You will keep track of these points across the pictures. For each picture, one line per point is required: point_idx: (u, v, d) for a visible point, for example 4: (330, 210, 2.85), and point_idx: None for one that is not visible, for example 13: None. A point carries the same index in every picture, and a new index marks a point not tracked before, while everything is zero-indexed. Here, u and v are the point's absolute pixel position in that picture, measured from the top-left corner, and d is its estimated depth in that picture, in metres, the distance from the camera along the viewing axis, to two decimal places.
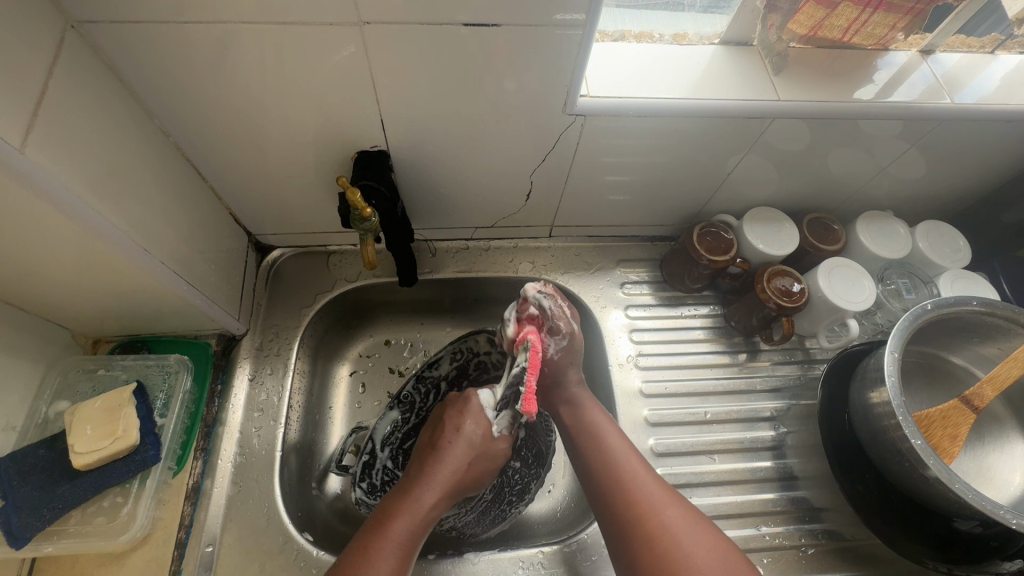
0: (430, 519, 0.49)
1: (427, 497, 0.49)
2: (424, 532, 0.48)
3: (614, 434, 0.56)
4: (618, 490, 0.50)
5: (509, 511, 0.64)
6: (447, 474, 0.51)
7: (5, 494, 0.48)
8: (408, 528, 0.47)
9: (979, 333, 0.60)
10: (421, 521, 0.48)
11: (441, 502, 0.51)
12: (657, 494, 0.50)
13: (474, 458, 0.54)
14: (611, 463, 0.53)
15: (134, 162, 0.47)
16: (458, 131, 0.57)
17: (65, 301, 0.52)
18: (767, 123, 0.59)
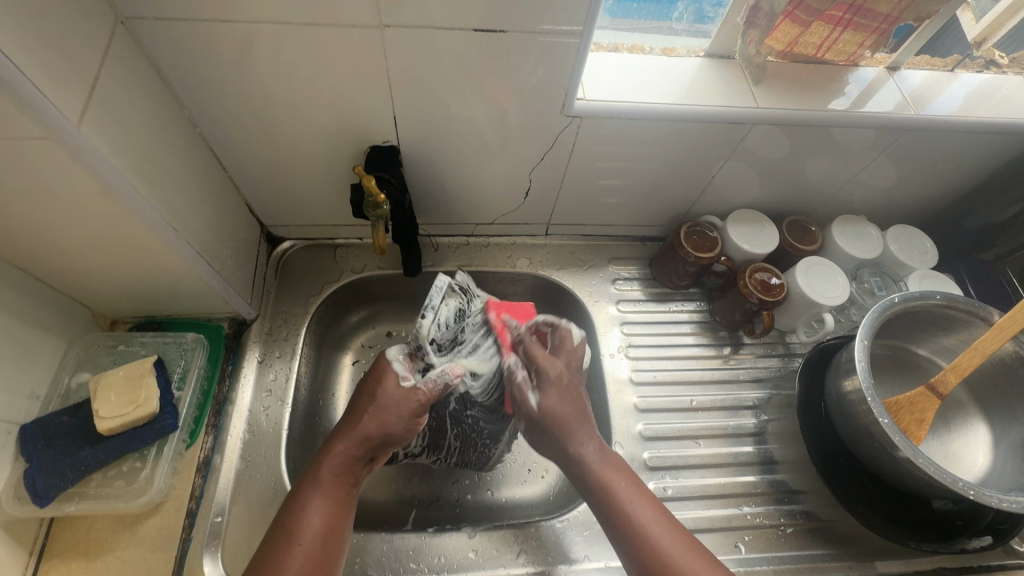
0: (344, 485, 0.50)
1: (333, 474, 0.50)
2: (342, 496, 0.49)
3: (591, 440, 0.54)
4: (603, 505, 0.51)
5: (489, 451, 0.64)
6: (360, 441, 0.51)
7: (31, 456, 0.51)
8: (320, 502, 0.48)
9: (942, 326, 0.65)
10: (333, 487, 0.49)
11: (357, 465, 0.51)
12: (630, 492, 0.51)
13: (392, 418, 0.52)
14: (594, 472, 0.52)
15: (167, 148, 0.51)
16: (463, 131, 0.61)
17: (92, 277, 0.55)
18: (747, 129, 0.64)
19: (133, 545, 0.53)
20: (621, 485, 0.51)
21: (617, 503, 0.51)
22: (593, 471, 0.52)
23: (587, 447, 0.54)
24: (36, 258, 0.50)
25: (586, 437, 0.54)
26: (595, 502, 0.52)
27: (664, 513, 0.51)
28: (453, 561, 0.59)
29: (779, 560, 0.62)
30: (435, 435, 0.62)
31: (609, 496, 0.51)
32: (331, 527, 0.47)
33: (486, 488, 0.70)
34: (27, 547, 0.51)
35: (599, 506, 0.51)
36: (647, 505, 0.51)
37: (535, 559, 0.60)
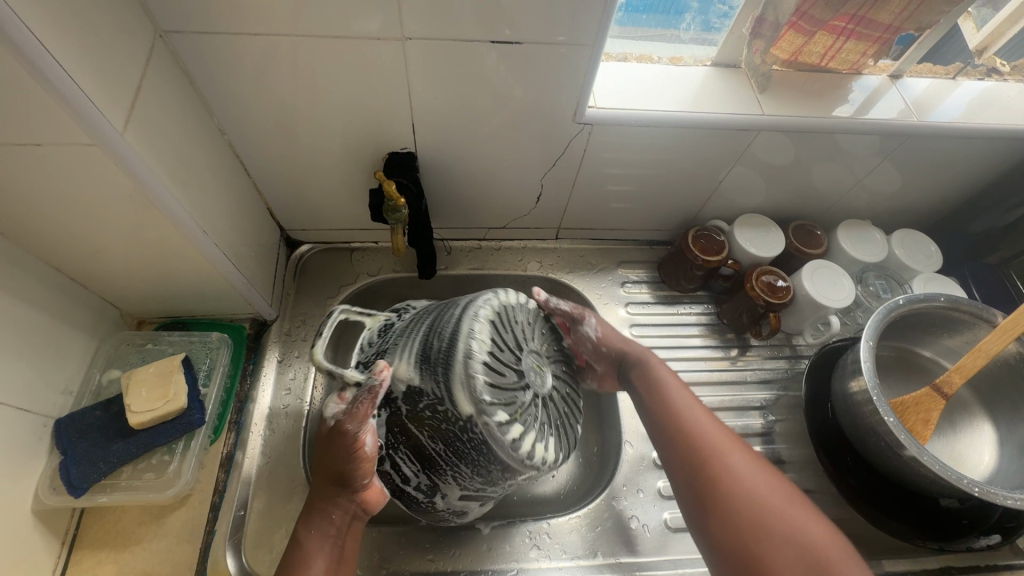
0: (333, 537, 0.51)
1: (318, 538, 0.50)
2: (336, 547, 0.51)
3: (661, 367, 0.61)
4: (665, 407, 0.56)
5: (474, 434, 0.46)
6: (333, 495, 0.51)
7: (66, 448, 0.53)
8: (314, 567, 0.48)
9: (946, 328, 0.66)
10: (323, 544, 0.50)
11: (340, 514, 0.52)
12: (720, 438, 0.52)
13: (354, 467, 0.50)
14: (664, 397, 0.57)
15: (198, 155, 0.53)
16: (478, 138, 0.63)
17: (124, 278, 0.58)
18: (754, 136, 0.66)
19: (160, 536, 0.55)
20: (688, 407, 0.55)
21: (674, 404, 0.56)
22: (658, 388, 0.58)
23: (660, 376, 0.59)
24: (74, 259, 0.53)
25: (659, 367, 0.61)
26: (656, 406, 0.57)
27: (744, 445, 0.52)
28: (468, 557, 0.61)
29: None
30: (415, 450, 0.51)
31: (681, 420, 0.54)
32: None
33: None
34: (59, 536, 0.53)
35: (655, 421, 0.56)
36: (716, 424, 0.54)
37: (547, 554, 0.61)
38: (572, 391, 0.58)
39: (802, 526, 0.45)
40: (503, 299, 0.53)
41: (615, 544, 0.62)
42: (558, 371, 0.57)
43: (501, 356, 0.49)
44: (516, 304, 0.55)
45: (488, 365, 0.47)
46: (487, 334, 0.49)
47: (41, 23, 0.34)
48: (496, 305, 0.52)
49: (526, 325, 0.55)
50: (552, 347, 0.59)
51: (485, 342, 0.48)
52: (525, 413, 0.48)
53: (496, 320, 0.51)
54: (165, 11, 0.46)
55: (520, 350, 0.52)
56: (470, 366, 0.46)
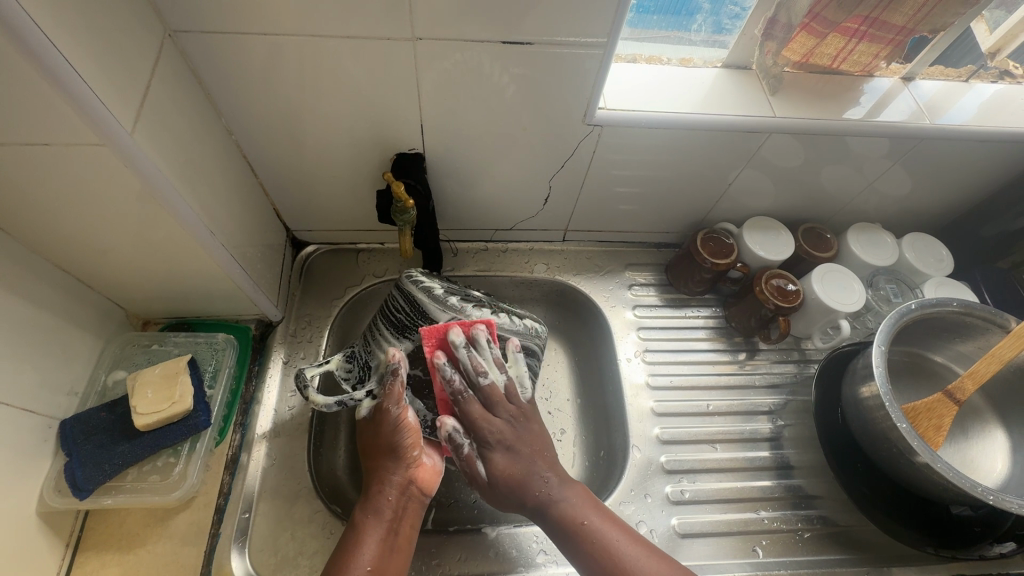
0: (397, 512, 0.52)
1: (374, 520, 0.51)
2: (400, 522, 0.52)
3: (540, 471, 0.54)
4: (559, 517, 0.52)
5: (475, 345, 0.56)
6: (393, 474, 0.53)
7: (71, 450, 0.53)
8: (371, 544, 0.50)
9: (959, 333, 0.65)
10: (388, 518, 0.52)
11: (402, 492, 0.53)
12: (584, 502, 0.54)
13: (403, 445, 0.54)
14: (557, 510, 0.53)
15: (206, 155, 0.53)
16: (487, 139, 0.63)
17: (130, 278, 0.57)
18: (764, 139, 0.66)
19: (165, 539, 0.55)
20: (592, 523, 0.52)
21: (574, 518, 0.52)
22: (561, 510, 0.53)
23: (546, 483, 0.54)
24: (80, 259, 0.52)
25: (538, 477, 0.54)
26: (551, 526, 0.53)
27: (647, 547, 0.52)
28: (475, 561, 0.60)
29: (796, 565, 0.63)
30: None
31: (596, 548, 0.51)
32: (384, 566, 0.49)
33: None
34: (64, 539, 0.53)
35: (560, 529, 0.52)
36: (632, 540, 0.52)
37: (555, 559, 0.61)
38: (514, 306, 0.67)
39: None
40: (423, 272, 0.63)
41: None
42: (502, 303, 0.67)
43: (453, 292, 0.59)
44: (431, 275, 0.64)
45: (453, 296, 0.58)
46: (433, 284, 0.59)
47: (51, 22, 0.34)
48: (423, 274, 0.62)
49: (449, 285, 0.65)
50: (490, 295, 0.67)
51: (438, 287, 0.59)
52: (495, 309, 0.59)
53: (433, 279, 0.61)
54: (175, 10, 0.45)
55: (467, 292, 0.62)
56: (444, 300, 0.57)
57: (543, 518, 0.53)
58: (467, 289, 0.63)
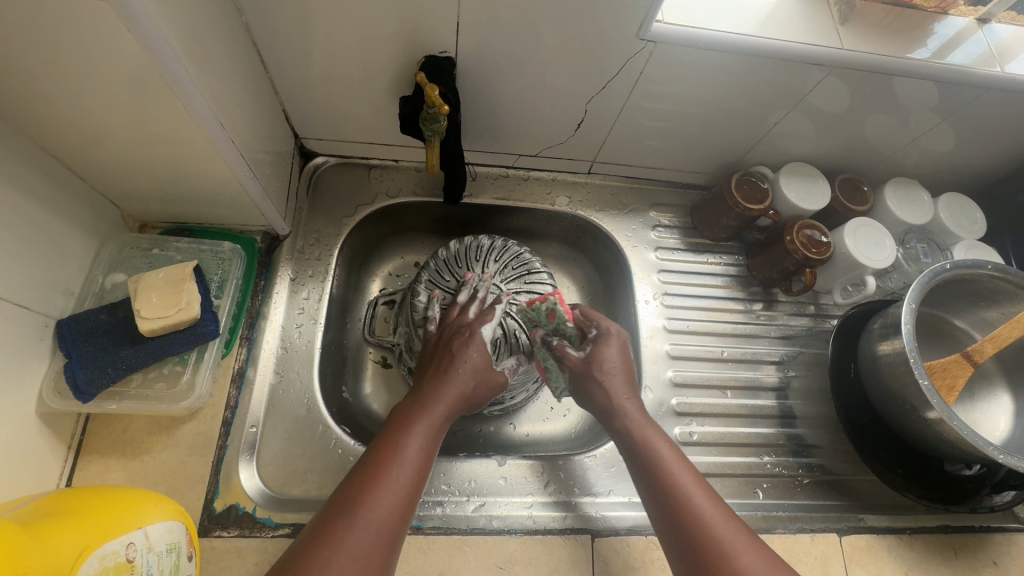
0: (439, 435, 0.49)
1: (425, 412, 0.49)
2: (435, 439, 0.49)
3: (630, 402, 0.55)
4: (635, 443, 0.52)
5: None
6: (451, 395, 0.52)
7: (70, 352, 0.49)
8: (411, 441, 0.46)
9: (985, 297, 0.64)
10: (435, 430, 0.49)
11: (450, 412, 0.51)
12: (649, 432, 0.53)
13: (468, 362, 0.55)
14: (635, 433, 0.53)
15: (214, 36, 0.46)
16: (525, 48, 0.57)
17: (127, 173, 0.52)
18: (822, 78, 0.61)
19: (170, 448, 0.54)
20: (665, 455, 0.50)
21: (651, 448, 0.51)
22: (639, 438, 0.52)
23: (630, 407, 0.55)
24: (73, 145, 0.47)
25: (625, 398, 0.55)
26: (629, 448, 0.52)
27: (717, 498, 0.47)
28: (483, 488, 0.61)
29: (794, 507, 0.65)
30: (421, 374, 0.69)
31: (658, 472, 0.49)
32: (422, 469, 0.45)
33: (509, 422, 0.74)
34: (66, 440, 0.51)
35: (636, 451, 0.52)
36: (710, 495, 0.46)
37: (563, 490, 0.62)
38: (542, 295, 0.69)
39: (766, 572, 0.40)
40: (443, 255, 0.70)
41: (629, 485, 0.63)
42: (530, 290, 0.68)
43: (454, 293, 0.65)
44: (464, 248, 0.70)
45: (472, 303, 0.62)
46: (426, 289, 0.68)
47: None
48: (433, 267, 0.69)
49: (476, 262, 0.69)
50: (522, 272, 0.70)
51: (426, 298, 0.67)
52: None
53: (434, 276, 0.69)
54: None
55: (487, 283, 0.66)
56: (451, 309, 0.62)
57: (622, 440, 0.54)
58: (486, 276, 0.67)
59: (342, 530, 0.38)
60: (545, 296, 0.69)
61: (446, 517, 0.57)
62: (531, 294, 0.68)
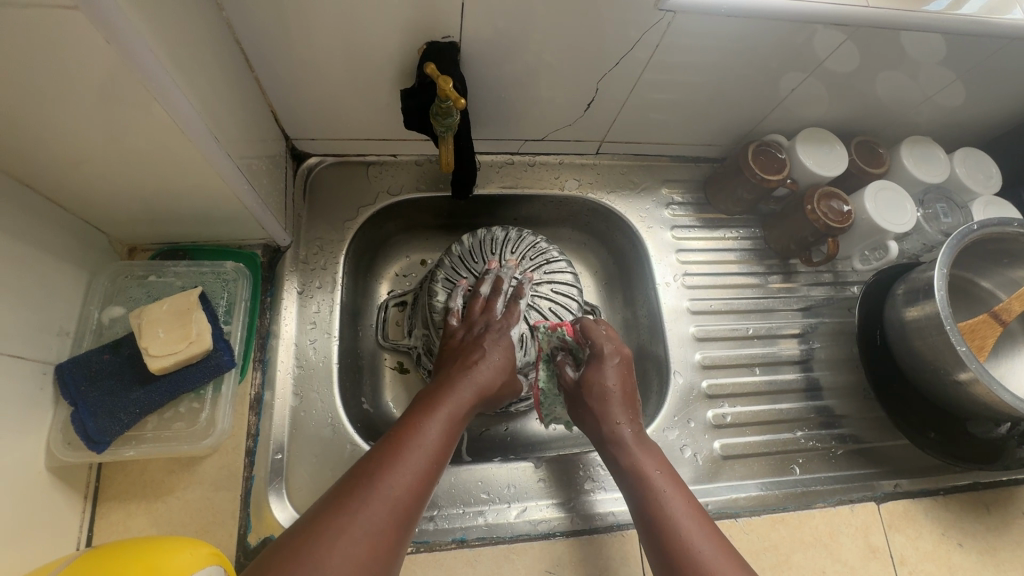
0: (458, 426, 0.48)
1: (447, 400, 0.48)
2: (455, 432, 0.47)
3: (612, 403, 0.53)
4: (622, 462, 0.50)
5: None
6: (473, 387, 0.51)
7: (76, 400, 0.45)
8: (435, 424, 0.45)
9: (1011, 255, 0.63)
10: (456, 420, 0.47)
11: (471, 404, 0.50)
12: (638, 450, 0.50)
13: (492, 356, 0.54)
14: (625, 453, 0.50)
15: (196, 35, 0.41)
16: (534, 26, 0.52)
17: (113, 196, 0.47)
18: (843, 39, 0.58)
19: (195, 486, 0.51)
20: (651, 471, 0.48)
21: (644, 471, 0.48)
22: (629, 453, 0.50)
23: (626, 428, 0.51)
24: (48, 172, 0.42)
25: (621, 418, 0.51)
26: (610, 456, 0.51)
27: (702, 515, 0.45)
28: (520, 489, 0.59)
29: (830, 479, 0.65)
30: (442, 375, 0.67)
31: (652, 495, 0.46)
32: (441, 455, 0.44)
33: (535, 418, 0.72)
34: (81, 491, 0.47)
35: (625, 470, 0.49)
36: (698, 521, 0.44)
37: (602, 485, 0.61)
38: (564, 283, 0.66)
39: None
40: (457, 250, 0.67)
41: None
42: (551, 280, 0.66)
43: (476, 285, 0.62)
44: (477, 241, 0.67)
45: (497, 296, 0.59)
46: (443, 288, 0.64)
47: None
48: (449, 263, 0.66)
49: (492, 253, 0.66)
50: (541, 262, 0.67)
51: (444, 296, 0.64)
52: None
53: (451, 273, 0.65)
54: None
55: (510, 273, 0.62)
56: (474, 303, 0.59)
57: (612, 458, 0.51)
58: (508, 265, 0.63)
59: (356, 505, 0.37)
60: (566, 284, 0.66)
61: (489, 527, 0.56)
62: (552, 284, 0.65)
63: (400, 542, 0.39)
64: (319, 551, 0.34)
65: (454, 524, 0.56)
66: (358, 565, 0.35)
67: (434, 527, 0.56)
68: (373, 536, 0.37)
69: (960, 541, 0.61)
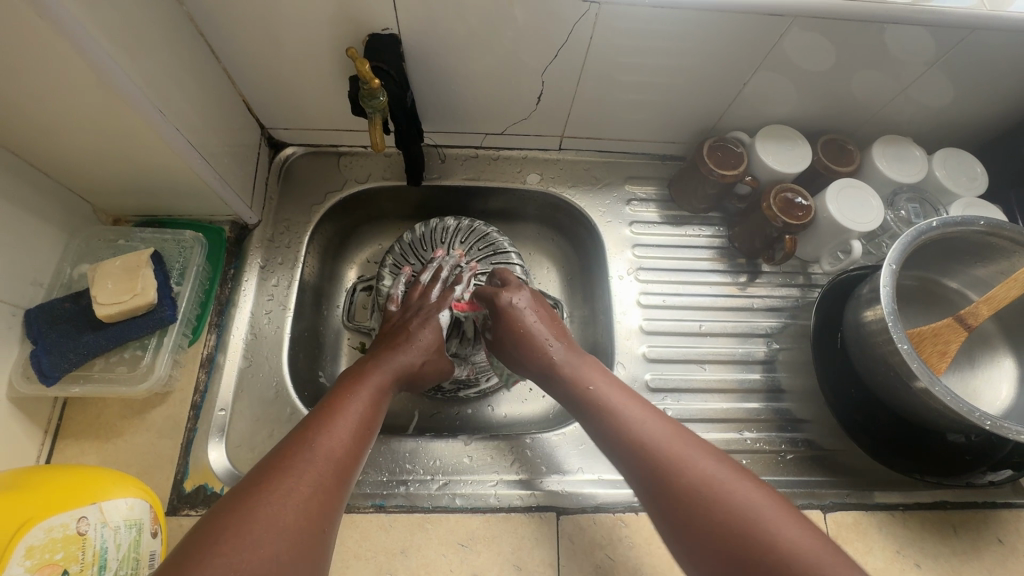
0: (384, 397, 0.51)
1: (372, 376, 0.51)
2: (382, 402, 0.50)
3: (555, 340, 0.56)
4: (578, 391, 0.51)
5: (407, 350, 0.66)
6: (402, 364, 0.54)
7: (36, 338, 0.51)
8: (362, 395, 0.49)
9: (979, 255, 0.59)
10: (382, 392, 0.51)
11: (398, 379, 0.53)
12: (599, 377, 0.52)
13: (420, 338, 0.56)
14: (563, 376, 0.53)
15: (148, 23, 0.47)
16: (467, 19, 0.56)
17: (86, 166, 0.54)
18: (785, 31, 0.58)
19: (141, 431, 0.56)
20: (603, 390, 0.50)
21: (591, 388, 0.50)
22: (572, 375, 0.52)
23: (552, 348, 0.55)
24: (26, 140, 0.49)
25: (544, 343, 0.55)
26: (563, 391, 0.53)
27: (675, 425, 0.46)
28: (448, 464, 0.61)
29: (776, 483, 0.62)
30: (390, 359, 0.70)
31: (621, 422, 0.47)
32: (370, 420, 0.47)
33: (487, 404, 0.73)
34: (41, 426, 0.53)
35: (569, 391, 0.52)
36: (667, 428, 0.45)
37: (529, 468, 0.61)
38: (510, 273, 0.68)
39: (721, 475, 0.40)
40: (409, 237, 0.70)
41: (599, 463, 0.62)
42: (497, 270, 0.68)
43: (419, 273, 0.65)
44: (429, 230, 0.70)
45: (435, 283, 0.62)
46: (390, 274, 0.68)
47: None
48: (399, 250, 0.70)
49: (442, 242, 0.69)
50: (489, 252, 0.69)
51: (390, 281, 0.68)
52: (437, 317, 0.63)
53: (399, 260, 0.69)
54: None
55: (452, 262, 0.65)
56: (413, 290, 0.62)
57: (561, 385, 0.53)
58: (451, 254, 0.66)
59: (301, 464, 0.40)
60: (512, 275, 0.68)
61: (410, 496, 0.57)
62: (496, 273, 0.68)
63: (343, 494, 0.42)
64: (269, 501, 0.37)
65: (378, 490, 0.58)
66: (310, 512, 0.38)
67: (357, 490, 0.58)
68: (316, 489, 0.40)
69: (917, 562, 0.57)
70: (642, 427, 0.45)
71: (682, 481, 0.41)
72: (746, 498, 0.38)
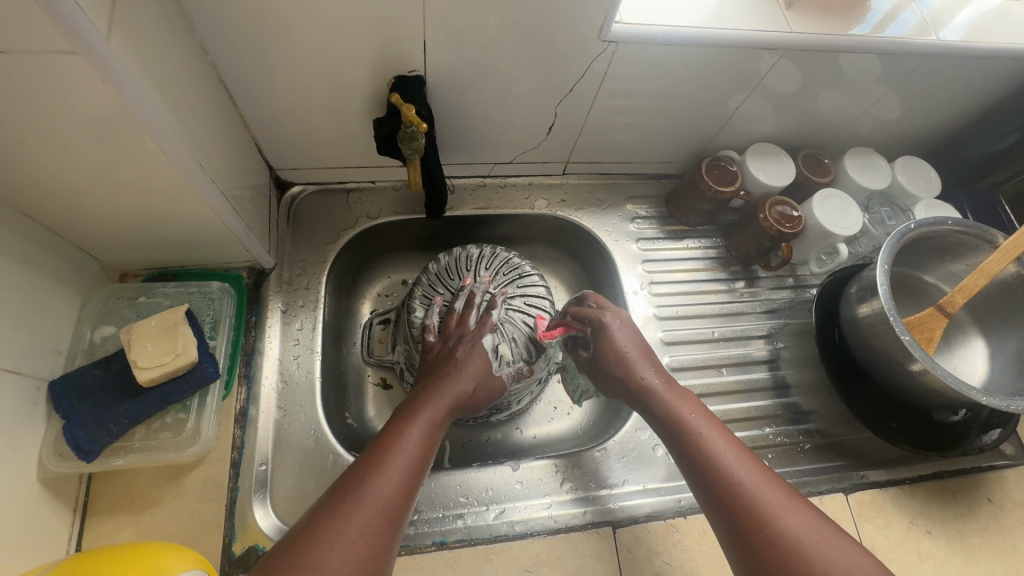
0: (438, 432, 0.50)
1: (424, 408, 0.51)
2: (436, 436, 0.49)
3: (649, 372, 0.57)
4: (666, 422, 0.53)
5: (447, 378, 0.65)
6: (452, 394, 0.53)
7: (67, 413, 0.49)
8: (415, 432, 0.48)
9: (951, 251, 0.68)
10: (436, 426, 0.50)
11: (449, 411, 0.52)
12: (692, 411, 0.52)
13: (469, 365, 0.57)
14: (658, 402, 0.54)
15: (185, 76, 0.46)
16: (490, 59, 0.58)
17: (105, 224, 0.51)
18: (771, 64, 0.64)
19: (180, 497, 0.53)
20: (693, 420, 0.51)
21: (679, 417, 0.52)
22: (660, 401, 0.54)
23: (650, 379, 0.56)
24: (49, 203, 0.46)
25: (643, 371, 0.57)
26: (653, 416, 0.54)
27: (763, 469, 0.47)
28: (500, 492, 0.61)
29: (800, 472, 0.67)
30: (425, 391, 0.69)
31: (711, 456, 0.48)
32: (422, 459, 0.46)
33: (517, 427, 0.74)
34: (71, 505, 0.50)
35: (661, 420, 0.53)
36: (759, 474, 0.46)
37: (576, 486, 0.63)
38: (536, 295, 0.70)
39: (808, 533, 0.41)
40: (432, 269, 0.70)
41: (642, 473, 0.64)
42: (524, 292, 0.69)
43: (451, 301, 0.65)
44: (451, 261, 0.71)
45: (470, 310, 0.63)
46: (421, 305, 0.68)
47: None
48: (426, 281, 0.70)
49: (466, 270, 0.70)
50: (514, 276, 0.70)
51: (422, 312, 0.67)
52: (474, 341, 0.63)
53: (428, 290, 0.69)
54: None
55: (482, 288, 0.66)
56: (450, 318, 0.63)
57: (646, 407, 0.55)
58: (480, 280, 0.67)
59: (352, 506, 0.40)
60: (538, 296, 0.70)
61: (469, 528, 0.58)
62: (525, 295, 0.69)
63: (395, 539, 0.41)
64: (320, 553, 0.37)
65: (435, 528, 0.58)
66: (359, 558, 0.38)
67: (415, 530, 0.57)
68: (365, 537, 0.39)
69: (930, 529, 0.63)
70: (730, 465, 0.47)
71: (767, 530, 0.42)
72: (841, 563, 0.39)
